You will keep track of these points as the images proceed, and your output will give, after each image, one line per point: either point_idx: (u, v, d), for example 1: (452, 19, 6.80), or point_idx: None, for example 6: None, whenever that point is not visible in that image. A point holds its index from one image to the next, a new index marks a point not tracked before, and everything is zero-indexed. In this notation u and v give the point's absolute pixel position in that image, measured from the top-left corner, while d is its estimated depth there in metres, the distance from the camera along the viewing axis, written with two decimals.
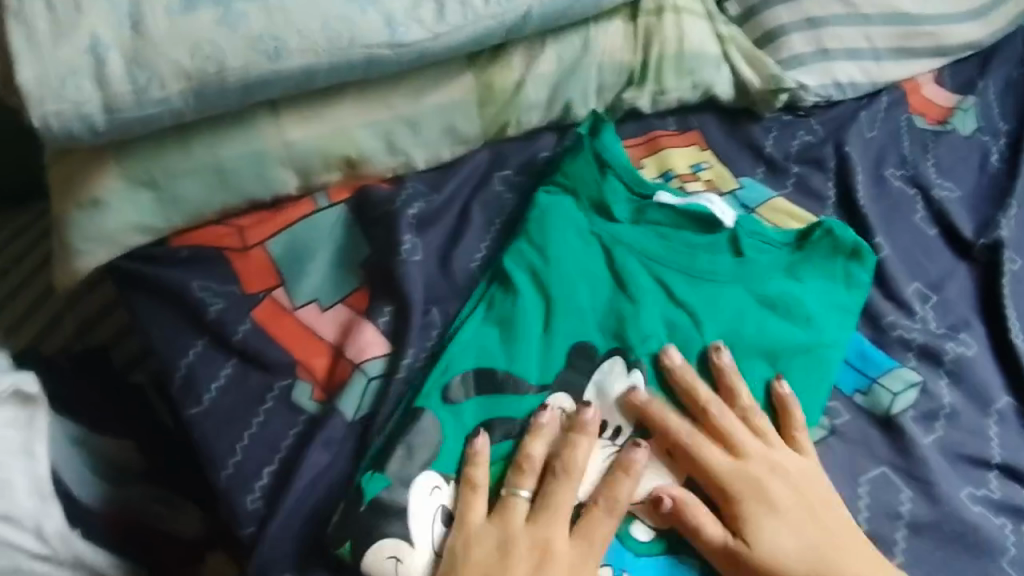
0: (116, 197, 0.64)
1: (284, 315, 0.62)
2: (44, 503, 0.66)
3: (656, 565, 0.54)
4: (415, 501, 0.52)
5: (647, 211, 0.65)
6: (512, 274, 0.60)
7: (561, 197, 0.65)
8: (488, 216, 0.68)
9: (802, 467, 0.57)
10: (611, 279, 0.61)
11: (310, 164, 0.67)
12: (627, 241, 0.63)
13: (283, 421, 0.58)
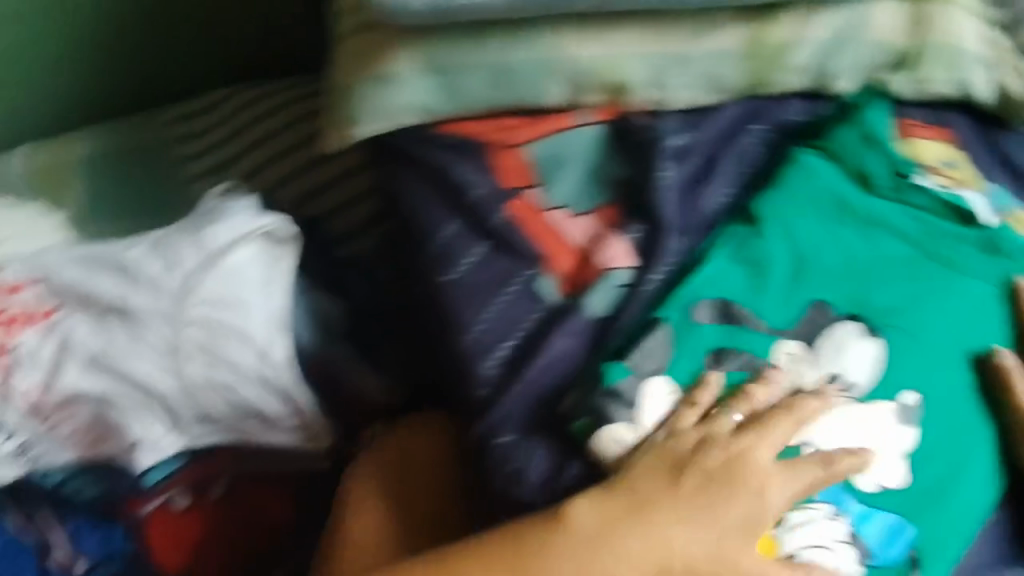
0: (407, 77, 0.70)
1: (538, 213, 0.67)
2: (273, 335, 0.76)
3: (876, 518, 0.57)
4: (650, 397, 0.56)
5: (907, 193, 0.69)
6: (772, 222, 0.65)
7: (825, 162, 0.70)
8: (739, 167, 0.71)
9: None
10: (864, 247, 0.66)
11: (582, 82, 0.71)
12: (884, 214, 0.67)
13: (526, 306, 0.63)
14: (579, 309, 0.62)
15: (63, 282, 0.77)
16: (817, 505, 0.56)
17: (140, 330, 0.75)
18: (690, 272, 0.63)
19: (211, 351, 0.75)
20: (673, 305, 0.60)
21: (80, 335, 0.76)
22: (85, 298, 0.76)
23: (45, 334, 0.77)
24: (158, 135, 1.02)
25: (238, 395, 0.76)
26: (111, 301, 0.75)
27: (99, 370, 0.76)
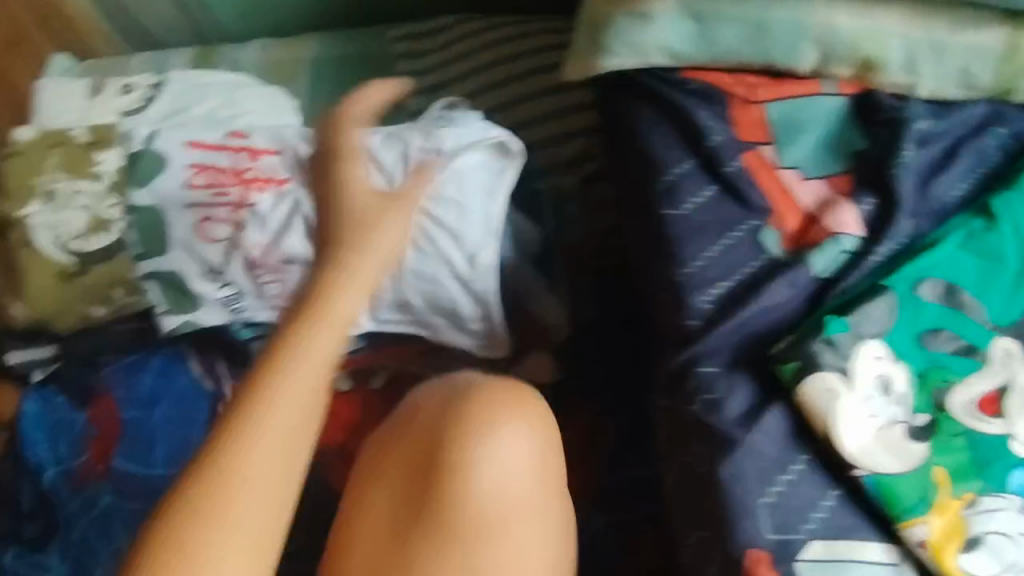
0: (665, 17, 0.71)
1: (770, 168, 0.68)
2: (483, 239, 0.79)
3: None
4: (863, 357, 0.57)
5: None
6: (1006, 222, 0.64)
7: None
8: (975, 164, 0.70)
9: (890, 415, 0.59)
10: None
11: (835, 51, 0.71)
12: None
13: (747, 253, 0.64)
14: (806, 266, 0.62)
15: (300, 157, 0.84)
16: (1009, 496, 0.55)
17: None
18: (917, 253, 0.62)
19: (424, 242, 0.79)
20: (898, 277, 0.61)
21: (307, 205, 0.82)
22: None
23: (277, 199, 0.83)
24: (382, 49, 1.09)
25: (436, 290, 0.80)
26: (342, 180, 0.81)
27: (318, 240, 0.82)
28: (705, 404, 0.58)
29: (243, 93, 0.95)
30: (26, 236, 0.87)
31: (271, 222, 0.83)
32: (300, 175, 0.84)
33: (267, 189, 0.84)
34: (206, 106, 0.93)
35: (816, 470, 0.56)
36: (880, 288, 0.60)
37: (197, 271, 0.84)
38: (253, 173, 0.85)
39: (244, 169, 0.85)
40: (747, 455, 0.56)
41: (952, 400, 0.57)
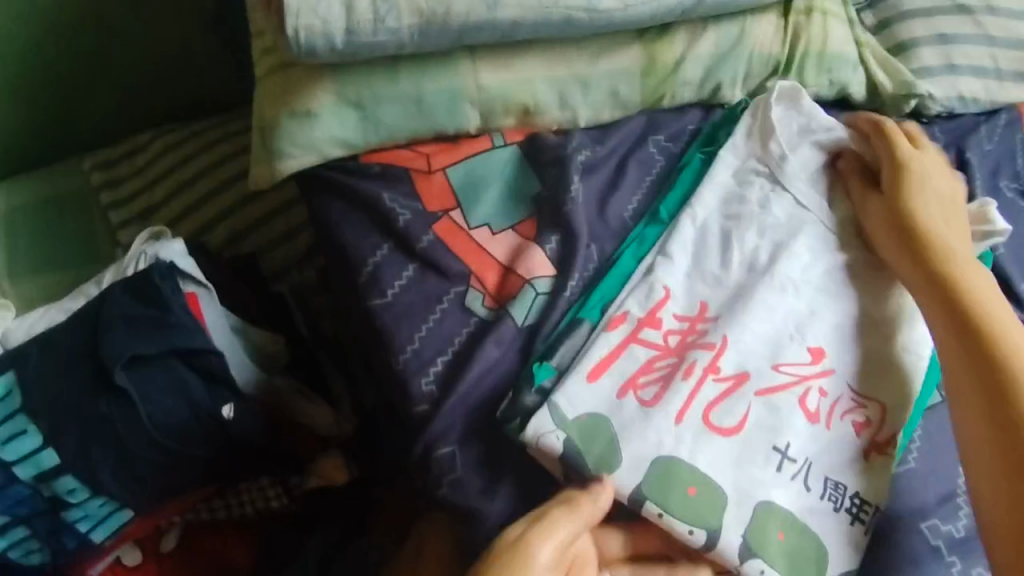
0: (327, 113, 0.72)
1: (461, 232, 0.70)
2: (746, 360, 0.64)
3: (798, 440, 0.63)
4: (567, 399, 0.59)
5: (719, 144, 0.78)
6: (651, 229, 0.71)
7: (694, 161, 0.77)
8: (645, 179, 0.76)
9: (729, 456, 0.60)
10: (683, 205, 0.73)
11: (493, 109, 0.75)
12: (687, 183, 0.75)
13: (457, 321, 0.65)
14: (508, 319, 0.64)
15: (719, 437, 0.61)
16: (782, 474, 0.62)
17: (701, 263, 0.69)
18: (603, 278, 0.68)
19: (163, 382, 0.77)
20: (590, 307, 0.65)
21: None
22: (734, 462, 0.61)
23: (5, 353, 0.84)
24: (80, 181, 1.06)
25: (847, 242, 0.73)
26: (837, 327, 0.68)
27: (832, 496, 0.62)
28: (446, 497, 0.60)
29: None
30: None
31: (682, 413, 0.61)
32: (721, 302, 0.67)
33: (706, 329, 0.65)
34: None
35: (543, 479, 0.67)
36: (577, 320, 0.64)
37: (768, 455, 0.61)
38: (657, 366, 0.63)
39: (664, 359, 0.63)
40: (488, 525, 0.59)
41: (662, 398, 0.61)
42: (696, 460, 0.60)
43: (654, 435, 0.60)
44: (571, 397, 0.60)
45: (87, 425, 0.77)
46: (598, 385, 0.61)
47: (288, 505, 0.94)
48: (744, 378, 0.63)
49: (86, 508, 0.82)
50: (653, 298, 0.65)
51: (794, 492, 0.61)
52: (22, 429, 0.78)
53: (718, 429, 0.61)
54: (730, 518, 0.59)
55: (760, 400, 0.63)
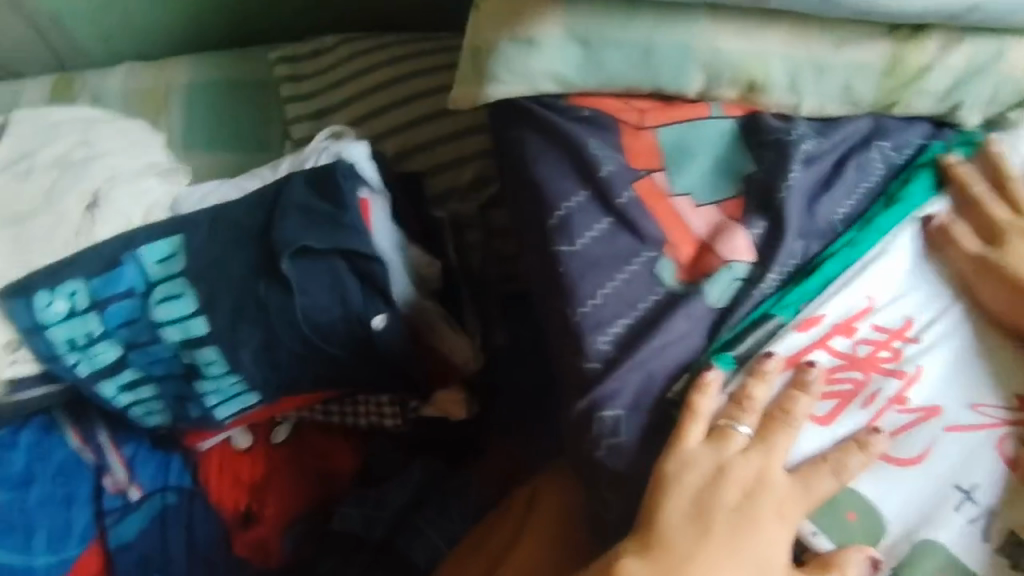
0: (550, 43, 0.69)
1: (661, 197, 0.65)
2: (937, 398, 0.59)
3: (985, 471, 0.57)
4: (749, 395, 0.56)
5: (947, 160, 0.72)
6: (861, 235, 0.66)
7: (920, 175, 0.71)
8: (854, 185, 0.70)
9: (907, 489, 0.56)
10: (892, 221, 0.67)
11: (721, 74, 0.70)
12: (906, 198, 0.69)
13: (644, 287, 0.61)
14: (701, 297, 0.60)
15: (896, 471, 0.57)
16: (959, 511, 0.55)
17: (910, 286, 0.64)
18: (801, 279, 0.63)
19: (319, 279, 0.76)
20: (784, 304, 0.61)
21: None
22: (907, 495, 0.56)
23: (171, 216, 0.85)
24: (265, 71, 1.09)
25: None
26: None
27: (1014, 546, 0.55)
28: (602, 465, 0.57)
29: (101, 133, 0.87)
30: None
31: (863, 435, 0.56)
32: (926, 319, 0.62)
33: (901, 351, 0.61)
34: (57, 150, 0.85)
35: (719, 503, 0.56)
36: (765, 315, 0.60)
37: (947, 492, 0.56)
38: (838, 379, 0.59)
39: (851, 372, 0.59)
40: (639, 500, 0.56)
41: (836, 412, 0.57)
42: (861, 483, 0.56)
43: (818, 452, 0.56)
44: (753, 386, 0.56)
45: (242, 304, 0.77)
46: (772, 379, 0.56)
47: (402, 428, 0.95)
48: (935, 414, 0.59)
49: (218, 383, 0.81)
50: (848, 307, 0.61)
51: (975, 536, 0.55)
52: (180, 293, 0.78)
53: (896, 460, 0.57)
54: (892, 545, 0.55)
55: (948, 437, 0.58)
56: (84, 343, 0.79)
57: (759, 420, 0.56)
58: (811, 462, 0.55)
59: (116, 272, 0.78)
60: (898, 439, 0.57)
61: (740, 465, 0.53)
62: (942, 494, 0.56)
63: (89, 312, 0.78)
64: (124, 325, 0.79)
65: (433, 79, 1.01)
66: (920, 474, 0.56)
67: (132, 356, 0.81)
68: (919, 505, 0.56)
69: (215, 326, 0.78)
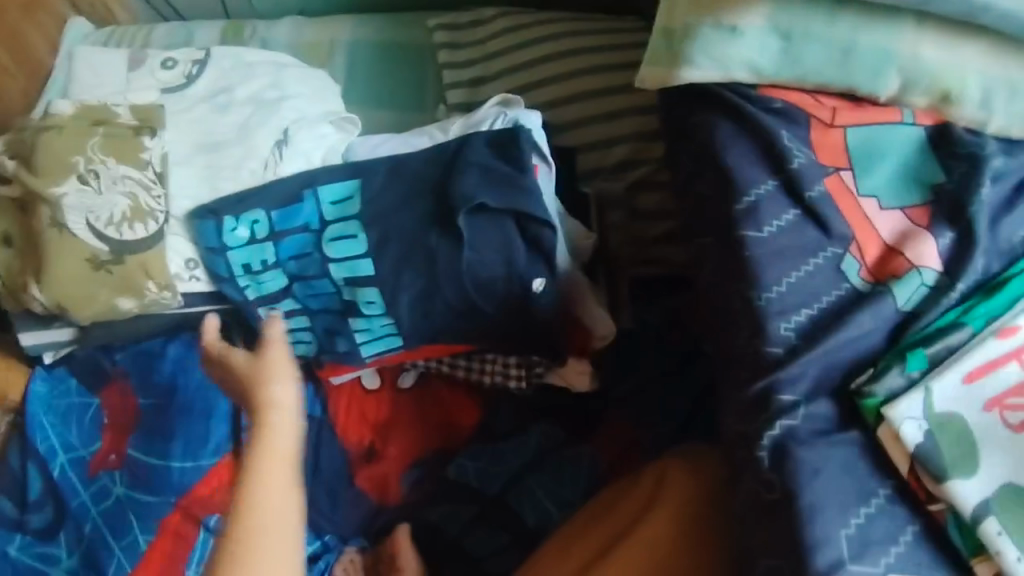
0: (752, 33, 0.70)
1: (848, 196, 0.67)
2: None
3: None
4: (932, 394, 0.56)
5: None
6: None
7: None
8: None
9: None
10: None
11: (916, 83, 0.70)
12: None
13: (828, 281, 0.63)
14: (889, 297, 0.61)
15: None
16: None
17: None
18: (992, 294, 0.63)
19: (490, 237, 0.80)
20: (973, 315, 0.61)
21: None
22: None
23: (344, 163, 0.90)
24: (423, 37, 1.12)
25: None
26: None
27: None
28: (775, 445, 0.58)
29: (289, 76, 0.92)
30: (57, 218, 0.83)
31: None
32: None
33: None
34: (251, 88, 0.91)
35: (897, 507, 0.56)
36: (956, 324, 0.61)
37: None
38: None
39: None
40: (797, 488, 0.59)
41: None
42: None
43: (1003, 459, 0.54)
44: (943, 390, 0.56)
45: (410, 251, 0.82)
46: (954, 383, 0.57)
47: (526, 392, 0.98)
48: None
49: (371, 322, 0.85)
50: None
51: None
52: (352, 231, 0.83)
53: None
54: None
55: None
56: (258, 269, 0.84)
57: (932, 417, 0.56)
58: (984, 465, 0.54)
59: (295, 207, 0.83)
60: None
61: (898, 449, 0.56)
62: None
63: (266, 241, 0.84)
64: (295, 257, 0.84)
65: (590, 59, 1.01)
66: None
67: (295, 286, 0.85)
68: None
69: (381, 270, 0.82)
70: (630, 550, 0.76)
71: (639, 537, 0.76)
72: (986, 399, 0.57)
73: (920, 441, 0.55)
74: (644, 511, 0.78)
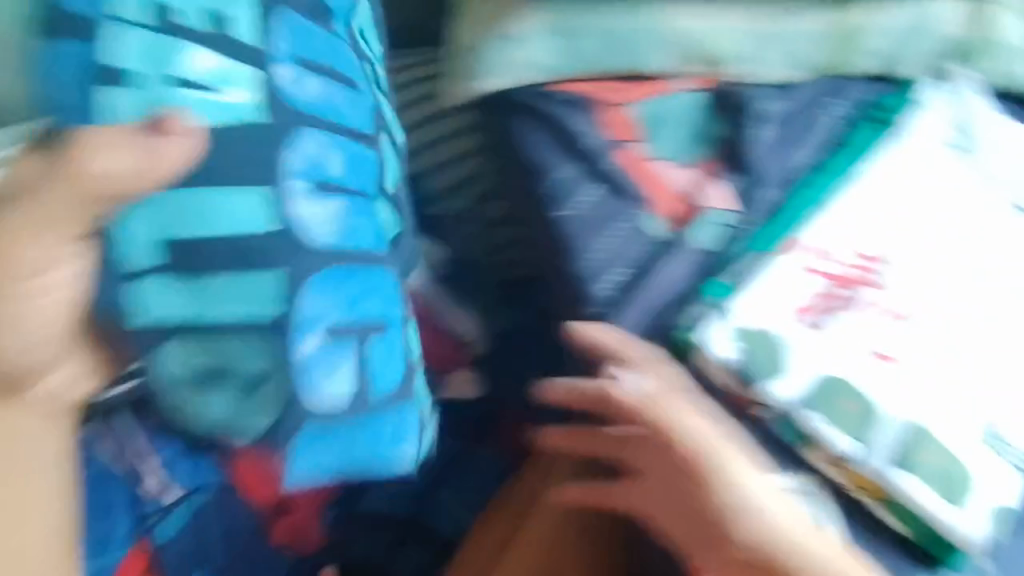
0: (531, 38, 0.77)
1: (645, 163, 0.74)
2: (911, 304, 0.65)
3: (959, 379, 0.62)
4: (741, 319, 0.63)
5: (879, 108, 0.81)
6: (829, 177, 0.74)
7: (874, 124, 0.79)
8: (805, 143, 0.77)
9: (888, 385, 0.60)
10: (851, 162, 0.75)
11: (684, 53, 0.79)
12: (856, 146, 0.76)
13: (639, 238, 0.70)
14: (687, 239, 0.69)
15: (882, 370, 0.61)
16: (932, 404, 0.60)
17: (879, 214, 0.70)
18: (779, 218, 0.70)
19: None
20: (766, 239, 0.69)
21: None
22: (896, 390, 0.60)
23: None
24: None
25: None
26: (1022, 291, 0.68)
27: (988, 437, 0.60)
28: None
29: None
30: None
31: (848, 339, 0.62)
32: (896, 247, 0.68)
33: (878, 272, 0.66)
34: None
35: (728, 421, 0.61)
36: (752, 251, 0.68)
37: (928, 383, 0.61)
38: (829, 297, 0.65)
39: (837, 290, 0.65)
40: None
41: (821, 327, 0.63)
42: (855, 376, 0.60)
43: (810, 357, 0.61)
44: (747, 311, 0.63)
45: None
46: (754, 303, 0.63)
47: None
48: (910, 318, 0.64)
49: (382, 215, 0.64)
50: (826, 234, 0.68)
51: (951, 423, 0.59)
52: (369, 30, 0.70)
53: (881, 357, 0.61)
54: (882, 435, 0.58)
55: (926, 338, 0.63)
56: None
57: (743, 333, 0.62)
58: (795, 370, 0.60)
59: None
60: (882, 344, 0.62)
61: (714, 372, 0.62)
62: (925, 390, 0.60)
63: None
64: None
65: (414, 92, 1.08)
66: (899, 376, 0.61)
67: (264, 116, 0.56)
68: (905, 400, 0.59)
69: None
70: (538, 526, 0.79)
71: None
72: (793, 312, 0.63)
73: (738, 357, 0.61)
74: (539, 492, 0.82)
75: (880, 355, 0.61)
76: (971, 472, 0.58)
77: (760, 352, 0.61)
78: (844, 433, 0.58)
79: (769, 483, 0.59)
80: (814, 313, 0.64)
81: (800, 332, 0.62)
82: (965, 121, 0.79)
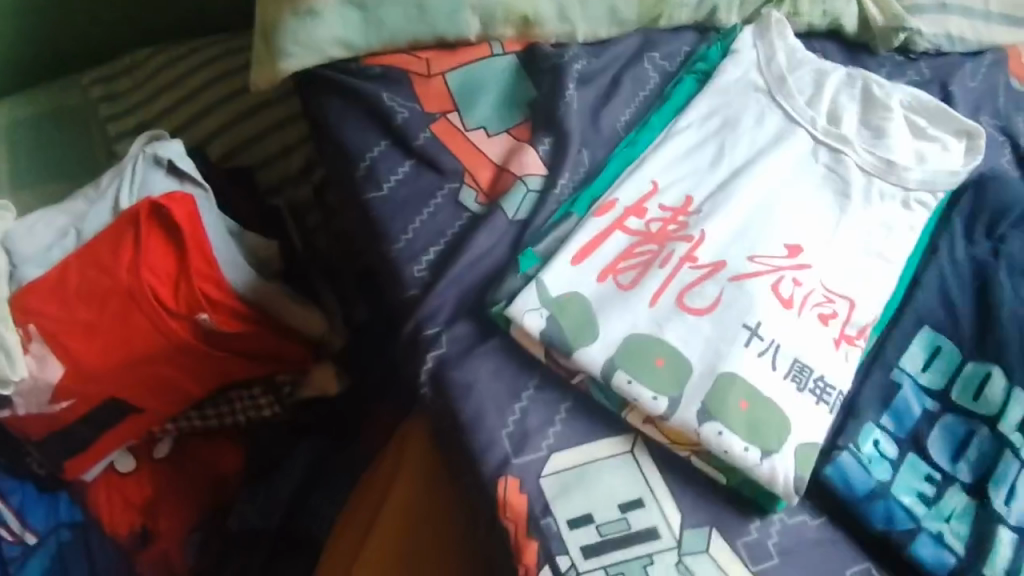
0: (330, 12, 0.72)
1: (457, 133, 0.71)
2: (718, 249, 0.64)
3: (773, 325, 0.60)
4: (549, 286, 0.60)
5: (695, 61, 0.79)
6: (646, 135, 0.72)
7: (692, 77, 0.78)
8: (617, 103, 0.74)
9: (697, 339, 0.59)
10: (667, 117, 0.74)
11: (492, 16, 0.75)
12: (672, 101, 0.75)
13: (451, 214, 0.68)
14: (499, 211, 0.66)
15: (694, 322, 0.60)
16: (742, 350, 0.59)
17: (689, 167, 0.69)
18: (594, 180, 0.69)
19: None
20: (579, 202, 0.67)
21: (622, 549, 0.55)
22: (704, 341, 0.59)
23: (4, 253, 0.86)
24: (80, 97, 1.04)
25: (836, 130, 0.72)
26: (830, 237, 0.66)
27: (795, 376, 0.59)
28: (433, 377, 0.61)
29: None
30: None
31: (658, 294, 0.61)
32: (705, 194, 0.67)
33: (687, 221, 0.65)
34: None
35: (546, 392, 0.60)
36: (566, 214, 0.66)
37: (735, 331, 0.59)
38: (636, 253, 0.63)
39: (645, 246, 0.63)
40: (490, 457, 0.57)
41: (630, 284, 0.61)
42: (667, 333, 0.59)
43: (618, 318, 0.60)
44: (556, 276, 0.61)
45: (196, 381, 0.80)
46: (558, 267, 0.62)
47: (281, 414, 0.93)
48: (723, 266, 0.63)
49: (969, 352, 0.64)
50: (640, 190, 0.66)
51: (760, 368, 0.59)
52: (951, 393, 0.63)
53: (690, 310, 0.60)
54: (692, 387, 0.58)
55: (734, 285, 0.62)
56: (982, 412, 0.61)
57: (552, 304, 0.60)
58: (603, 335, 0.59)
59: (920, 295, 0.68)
60: (687, 294, 0.61)
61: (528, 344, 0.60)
62: (734, 343, 0.59)
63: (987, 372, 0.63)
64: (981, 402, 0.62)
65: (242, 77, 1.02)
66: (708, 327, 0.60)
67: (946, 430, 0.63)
68: (712, 350, 0.59)
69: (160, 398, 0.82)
70: (386, 523, 0.77)
71: (387, 514, 0.77)
72: (599, 272, 0.62)
73: (546, 326, 0.59)
74: (388, 490, 0.79)
75: (686, 305, 0.60)
76: (788, 418, 0.57)
77: (571, 318, 0.59)
78: (659, 393, 0.57)
79: (587, 452, 0.58)
80: (623, 274, 0.62)
81: (607, 293, 0.61)
82: (777, 61, 0.76)
